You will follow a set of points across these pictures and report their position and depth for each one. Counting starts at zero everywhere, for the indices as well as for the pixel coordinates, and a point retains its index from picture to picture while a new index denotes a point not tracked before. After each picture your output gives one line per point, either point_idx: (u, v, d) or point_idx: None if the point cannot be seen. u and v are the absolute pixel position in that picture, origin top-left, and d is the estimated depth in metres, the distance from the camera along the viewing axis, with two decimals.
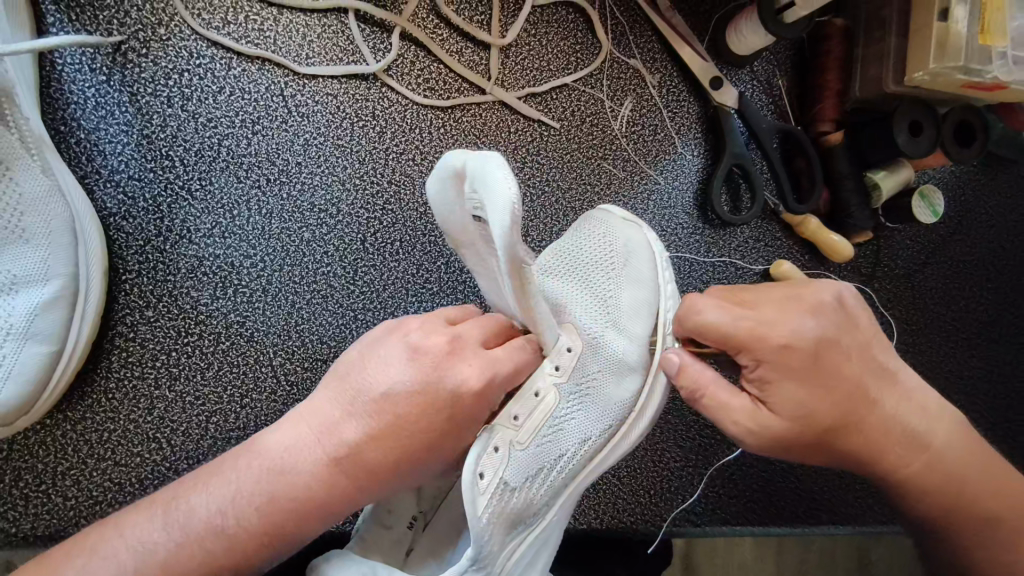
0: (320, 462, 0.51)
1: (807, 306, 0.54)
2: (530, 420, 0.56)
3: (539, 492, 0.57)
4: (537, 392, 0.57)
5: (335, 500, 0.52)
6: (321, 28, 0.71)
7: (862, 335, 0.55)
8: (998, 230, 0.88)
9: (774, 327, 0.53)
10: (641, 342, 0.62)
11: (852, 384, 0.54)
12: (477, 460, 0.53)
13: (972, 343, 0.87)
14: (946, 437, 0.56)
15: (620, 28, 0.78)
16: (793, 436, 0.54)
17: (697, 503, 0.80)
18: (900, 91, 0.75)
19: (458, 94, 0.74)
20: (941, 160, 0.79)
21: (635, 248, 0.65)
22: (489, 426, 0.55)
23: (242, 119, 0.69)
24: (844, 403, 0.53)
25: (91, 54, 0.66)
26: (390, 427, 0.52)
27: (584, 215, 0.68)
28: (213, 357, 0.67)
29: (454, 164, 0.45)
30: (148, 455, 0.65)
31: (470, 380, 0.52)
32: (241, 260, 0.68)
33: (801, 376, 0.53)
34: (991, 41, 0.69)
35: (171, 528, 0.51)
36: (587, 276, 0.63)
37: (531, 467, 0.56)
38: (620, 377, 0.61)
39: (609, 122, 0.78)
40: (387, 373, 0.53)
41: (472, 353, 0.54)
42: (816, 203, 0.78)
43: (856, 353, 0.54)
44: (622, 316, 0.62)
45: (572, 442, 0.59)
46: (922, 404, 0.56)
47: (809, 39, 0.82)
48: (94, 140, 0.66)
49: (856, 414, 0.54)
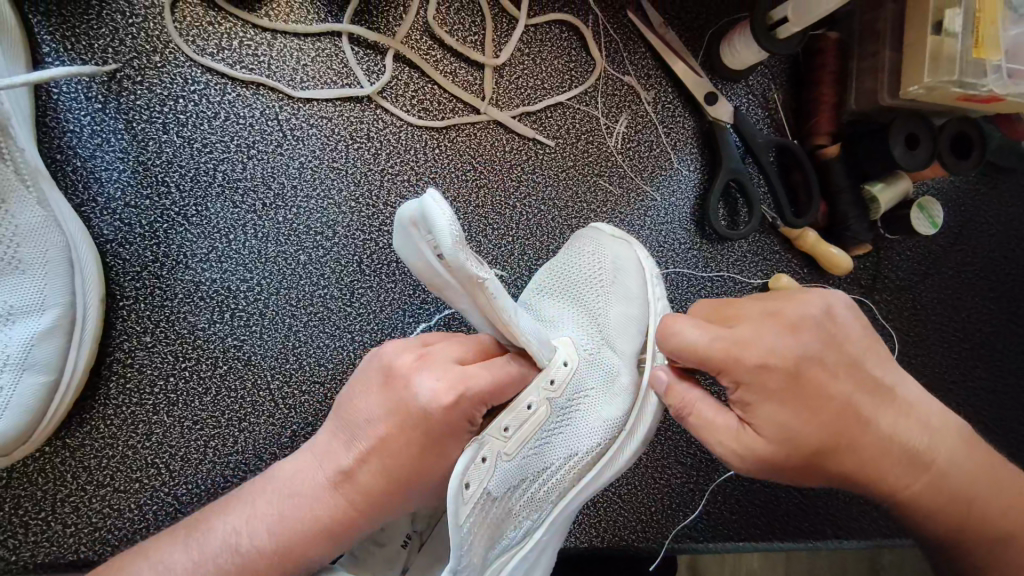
0: (320, 488, 0.53)
1: (787, 323, 0.53)
2: (520, 431, 0.54)
3: (518, 501, 0.56)
4: (530, 405, 0.54)
5: (339, 520, 0.52)
6: (315, 52, 0.71)
7: (851, 350, 0.54)
8: (999, 239, 0.87)
9: (748, 348, 0.52)
10: (630, 359, 0.63)
11: (838, 402, 0.52)
12: (464, 470, 0.50)
13: (975, 354, 0.86)
14: (950, 456, 0.54)
15: (614, 45, 0.78)
16: (780, 459, 0.53)
17: (699, 519, 0.79)
18: (896, 104, 0.76)
19: (452, 114, 0.74)
20: (938, 172, 0.78)
21: (624, 265, 0.65)
22: (479, 435, 0.51)
23: (237, 144, 0.69)
24: (831, 422, 0.52)
25: (86, 83, 0.67)
26: (383, 448, 0.52)
27: (575, 233, 0.69)
28: (211, 382, 0.67)
29: (405, 216, 0.44)
30: (147, 481, 0.65)
31: (438, 390, 0.51)
32: (238, 284, 0.68)
33: (784, 396, 0.52)
34: (985, 54, 0.68)
35: (192, 549, 0.53)
36: (578, 294, 0.64)
37: (514, 477, 0.55)
38: (610, 396, 0.61)
39: (604, 140, 0.78)
40: (369, 402, 0.53)
41: (443, 366, 0.52)
42: (814, 216, 0.77)
43: (843, 370, 0.53)
44: (612, 334, 0.62)
45: (557, 456, 0.58)
46: (924, 422, 0.55)
47: (804, 53, 0.82)
48: (91, 168, 0.67)
49: (844, 434, 0.53)
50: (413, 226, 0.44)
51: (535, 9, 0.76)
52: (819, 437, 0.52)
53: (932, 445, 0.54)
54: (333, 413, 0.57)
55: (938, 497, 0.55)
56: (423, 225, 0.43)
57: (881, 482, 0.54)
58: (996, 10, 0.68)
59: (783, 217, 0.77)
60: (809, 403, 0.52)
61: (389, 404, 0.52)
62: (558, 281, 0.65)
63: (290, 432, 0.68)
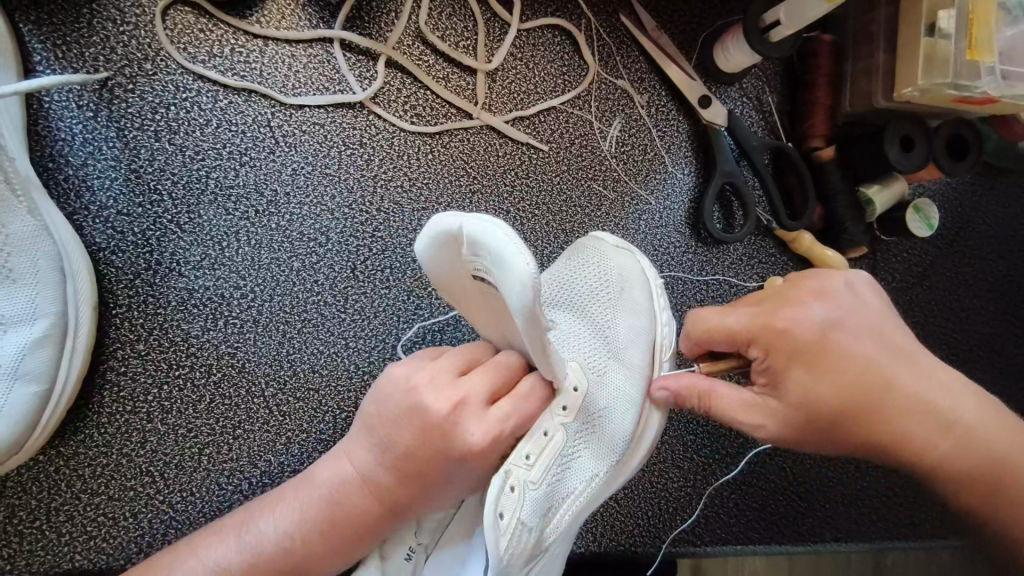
0: (361, 499, 0.56)
1: (814, 296, 0.53)
2: (541, 458, 0.54)
3: (550, 528, 0.55)
4: (546, 432, 0.55)
5: (377, 522, 0.57)
6: (307, 58, 0.71)
7: (874, 318, 0.54)
8: (996, 240, 0.87)
9: (774, 320, 0.52)
10: (641, 372, 0.61)
11: (862, 366, 0.52)
12: (495, 502, 0.50)
13: (973, 354, 0.86)
14: (978, 425, 0.53)
15: (607, 49, 0.78)
16: (813, 429, 0.53)
17: (696, 523, 0.78)
18: (890, 106, 0.76)
19: (445, 119, 0.74)
20: (934, 174, 0.77)
21: (629, 277, 0.64)
22: (502, 465, 0.52)
23: (229, 151, 0.69)
24: (853, 388, 0.52)
25: (77, 91, 0.66)
26: (418, 472, 0.54)
27: (575, 243, 0.67)
28: (204, 390, 0.67)
29: (452, 227, 0.43)
30: (142, 489, 0.65)
31: (475, 442, 0.51)
32: (231, 291, 0.68)
33: (806, 363, 0.52)
34: (979, 57, 0.67)
35: (241, 548, 0.56)
36: (585, 310, 0.62)
37: (545, 505, 0.54)
38: (626, 412, 0.60)
39: (598, 144, 0.78)
40: (404, 438, 0.53)
41: (478, 412, 0.52)
42: (810, 218, 0.77)
43: (872, 341, 0.53)
44: (620, 347, 0.61)
45: (579, 480, 0.58)
46: (950, 391, 0.53)
47: (797, 56, 0.82)
48: (82, 175, 0.66)
49: (865, 400, 0.52)
50: (460, 239, 0.43)
51: (527, 14, 0.76)
52: (841, 403, 0.52)
53: (959, 415, 0.53)
54: (363, 424, 0.57)
55: (963, 476, 0.54)
56: (471, 244, 0.42)
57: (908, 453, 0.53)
58: (990, 11, 0.67)
59: (779, 221, 0.78)
60: (841, 375, 0.52)
61: (423, 442, 0.53)
62: (563, 295, 0.62)
63: (284, 438, 0.68)
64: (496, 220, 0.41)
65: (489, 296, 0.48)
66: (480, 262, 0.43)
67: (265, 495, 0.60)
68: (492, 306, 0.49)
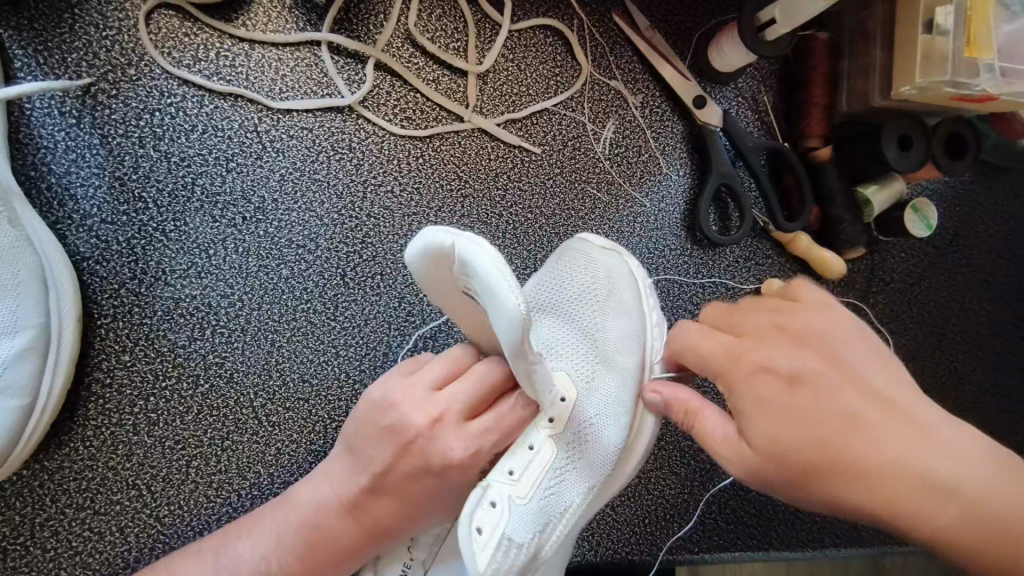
0: (341, 520, 0.56)
1: (787, 331, 0.50)
2: (528, 473, 0.53)
3: (548, 542, 0.54)
4: (532, 445, 0.54)
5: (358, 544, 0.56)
6: (294, 62, 0.70)
7: (860, 362, 0.49)
8: (995, 240, 0.86)
9: (739, 357, 0.51)
10: (633, 376, 0.59)
11: (838, 413, 0.47)
12: (473, 514, 0.50)
13: (973, 356, 0.85)
14: (989, 493, 0.44)
15: (600, 49, 0.77)
16: (771, 474, 0.49)
17: (693, 530, 0.77)
18: (888, 104, 0.75)
19: (435, 123, 0.73)
20: (932, 173, 0.76)
21: (617, 278, 0.63)
22: (484, 480, 0.52)
23: (215, 157, 0.68)
24: (827, 436, 0.47)
25: (60, 97, 0.65)
26: (397, 490, 0.55)
27: (560, 249, 0.65)
28: (192, 401, 0.66)
29: (443, 244, 0.42)
30: (128, 503, 0.64)
31: (455, 454, 0.53)
32: (218, 300, 0.67)
33: (773, 406, 0.48)
34: (977, 53, 0.66)
35: (217, 569, 0.55)
36: (574, 315, 0.60)
37: (538, 520, 0.53)
38: (619, 415, 0.58)
39: (591, 146, 0.76)
40: (382, 455, 0.54)
41: (456, 427, 0.53)
42: (806, 219, 0.76)
43: (843, 382, 0.48)
44: (611, 351, 0.59)
45: (575, 493, 0.56)
46: (954, 451, 0.45)
47: (794, 54, 0.81)
48: (65, 184, 0.65)
49: (843, 452, 0.46)
50: (451, 258, 0.42)
51: (519, 15, 0.75)
52: (811, 452, 0.47)
53: (953, 472, 0.45)
54: (341, 443, 0.57)
55: (969, 541, 0.44)
56: (461, 265, 0.42)
57: (897, 519, 0.46)
58: (988, 9, 0.66)
59: (775, 222, 0.76)
60: (799, 419, 0.47)
61: (401, 457, 0.54)
62: (550, 302, 0.60)
63: (274, 449, 0.67)
64: (486, 244, 0.41)
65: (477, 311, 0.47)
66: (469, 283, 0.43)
67: (247, 515, 0.59)
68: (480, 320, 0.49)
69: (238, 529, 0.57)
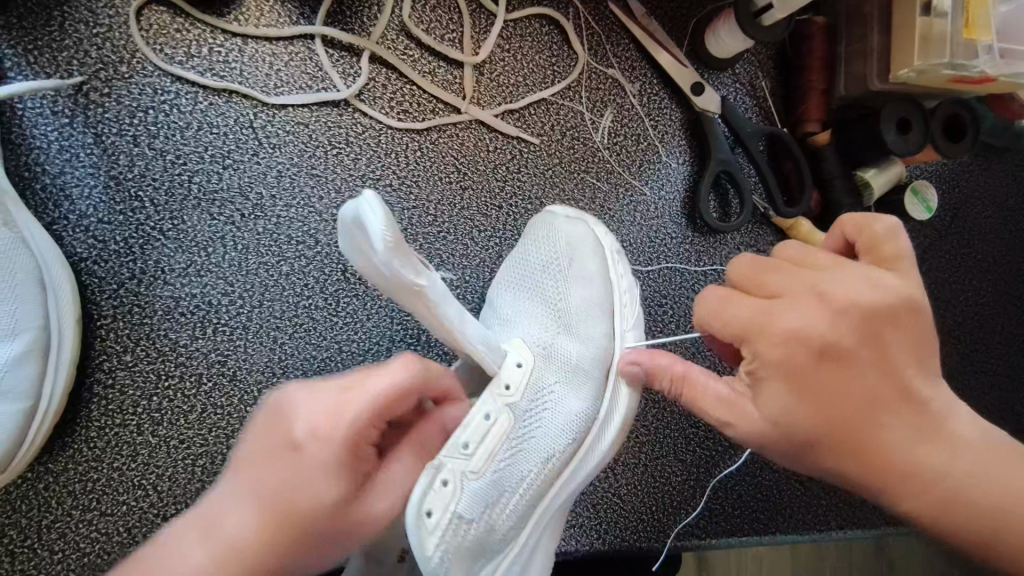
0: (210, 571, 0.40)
1: (824, 300, 0.47)
2: (483, 446, 0.51)
3: (504, 515, 0.54)
4: (488, 416, 0.52)
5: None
6: (288, 56, 0.69)
7: (891, 347, 0.47)
8: (994, 220, 0.86)
9: (767, 324, 0.48)
10: (598, 342, 0.61)
11: (856, 392, 0.47)
12: (422, 499, 0.47)
13: (973, 337, 0.86)
14: (998, 492, 0.45)
15: (596, 38, 0.76)
16: (774, 443, 0.49)
17: (699, 516, 0.78)
18: (886, 89, 0.74)
19: (433, 115, 0.72)
20: (931, 156, 0.77)
21: (581, 246, 0.64)
22: (437, 459, 0.49)
23: (211, 154, 0.67)
24: (840, 411, 0.47)
25: (51, 97, 0.64)
26: (270, 504, 0.42)
27: (529, 221, 0.67)
28: (196, 400, 0.65)
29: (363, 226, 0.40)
30: (135, 503, 0.64)
31: (326, 419, 0.43)
32: (219, 298, 0.66)
33: (792, 374, 0.47)
34: (975, 35, 0.66)
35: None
36: (535, 287, 0.63)
37: (491, 491, 0.52)
38: (577, 383, 0.60)
39: (590, 135, 0.76)
40: (249, 449, 0.44)
41: (330, 390, 0.44)
42: (807, 205, 0.76)
43: (866, 364, 0.47)
44: (572, 320, 0.61)
45: (535, 463, 0.56)
46: (959, 444, 0.46)
47: (791, 38, 0.80)
48: (60, 184, 0.64)
49: (853, 429, 0.47)
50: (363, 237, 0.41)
51: (514, 3, 0.74)
52: (819, 426, 0.47)
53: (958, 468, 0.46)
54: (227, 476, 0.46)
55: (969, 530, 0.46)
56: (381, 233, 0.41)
57: (893, 500, 0.47)
58: None
59: (775, 207, 0.76)
60: (813, 391, 0.47)
61: (269, 448, 0.43)
62: (514, 278, 0.64)
63: None
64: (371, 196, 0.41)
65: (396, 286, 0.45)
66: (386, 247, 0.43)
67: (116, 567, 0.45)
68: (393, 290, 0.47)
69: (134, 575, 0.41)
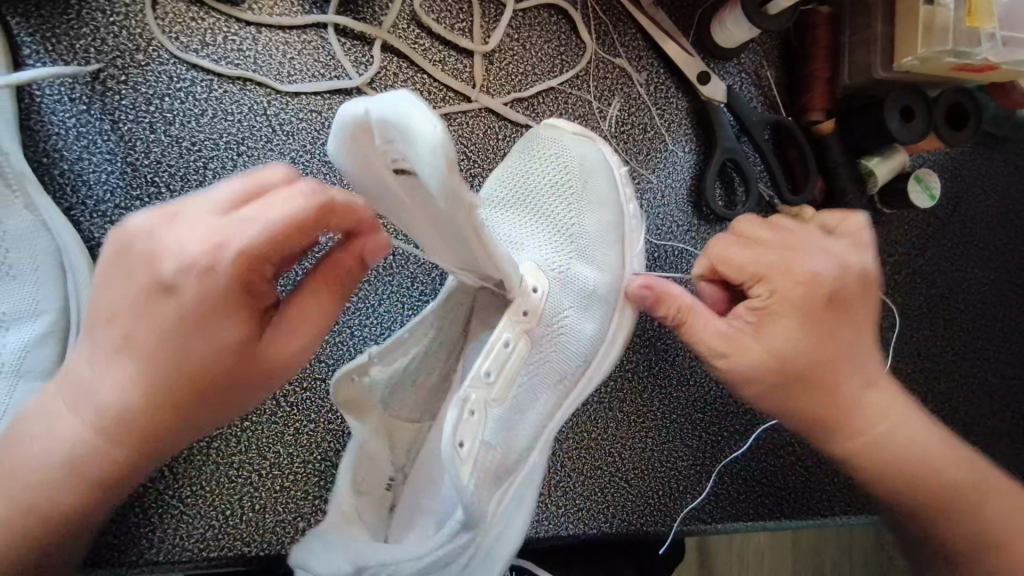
0: (108, 413, 0.41)
1: (827, 258, 0.54)
2: (503, 373, 0.51)
3: (522, 438, 0.54)
4: (507, 343, 0.51)
5: (172, 419, 0.41)
6: (300, 45, 0.70)
7: (867, 313, 0.55)
8: (995, 209, 0.88)
9: (788, 266, 0.53)
10: (612, 270, 0.62)
11: (843, 344, 0.54)
12: (456, 428, 0.46)
13: (975, 324, 0.87)
14: (913, 443, 0.56)
15: (604, 28, 0.77)
16: (762, 377, 0.53)
17: (706, 501, 0.78)
18: (890, 78, 0.75)
19: (443, 103, 0.73)
20: (935, 145, 0.78)
21: (591, 167, 0.64)
22: (461, 390, 0.48)
23: (226, 141, 0.68)
24: (830, 357, 0.53)
25: (69, 84, 0.65)
26: (150, 354, 0.39)
27: (531, 134, 0.66)
28: None
29: (352, 121, 0.33)
30: (149, 486, 0.63)
31: (191, 260, 0.37)
32: None
33: (801, 316, 0.52)
34: (978, 23, 0.68)
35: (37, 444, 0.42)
36: (547, 206, 0.62)
37: (510, 416, 0.53)
38: (589, 310, 0.60)
39: (598, 124, 0.77)
40: (112, 294, 0.39)
41: (195, 222, 0.38)
42: (811, 193, 0.77)
43: (849, 325, 0.54)
44: (586, 246, 0.61)
45: (550, 384, 0.57)
46: (897, 403, 0.57)
47: (795, 29, 0.82)
48: (78, 170, 0.65)
49: (834, 373, 0.54)
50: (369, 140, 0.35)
51: None
52: (815, 365, 0.53)
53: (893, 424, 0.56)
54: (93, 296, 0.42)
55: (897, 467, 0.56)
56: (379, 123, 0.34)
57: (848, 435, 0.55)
58: None
59: (780, 194, 0.77)
60: (811, 334, 0.53)
61: (133, 296, 0.39)
62: (521, 199, 0.63)
63: (292, 430, 0.67)
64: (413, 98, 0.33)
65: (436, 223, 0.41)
66: (397, 149, 0.35)
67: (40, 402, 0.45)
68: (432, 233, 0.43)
69: (38, 419, 0.42)
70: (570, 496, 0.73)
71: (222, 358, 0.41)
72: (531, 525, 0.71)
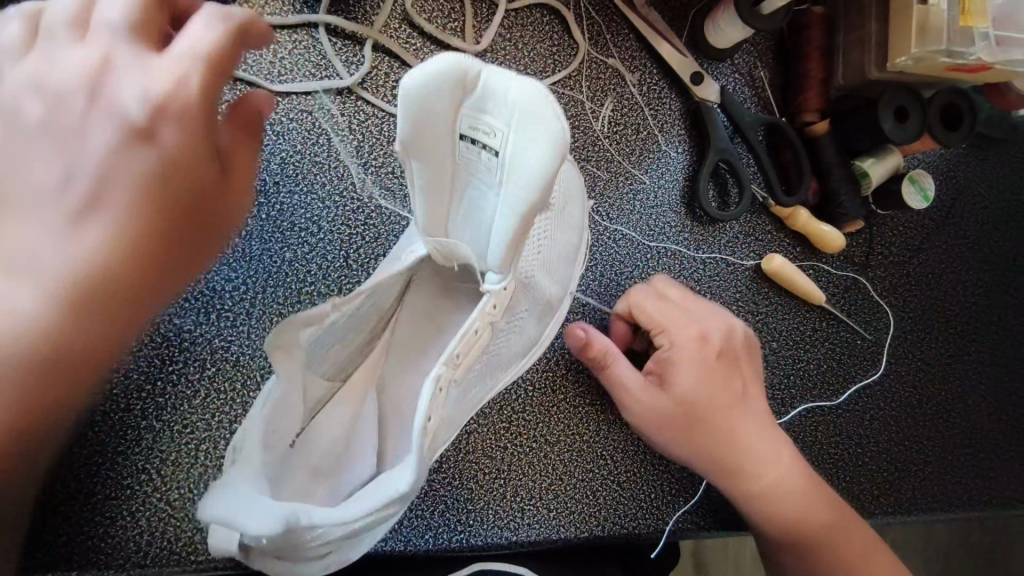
0: (80, 264, 0.39)
1: (714, 325, 0.69)
2: (468, 356, 0.52)
3: (456, 417, 0.57)
4: (477, 330, 0.53)
5: (153, 275, 0.41)
6: (291, 44, 0.69)
7: (745, 367, 0.70)
8: (990, 210, 0.87)
9: (684, 324, 0.68)
10: (563, 285, 0.68)
11: (729, 390, 0.67)
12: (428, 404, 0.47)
13: (970, 327, 0.86)
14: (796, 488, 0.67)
15: (596, 28, 0.77)
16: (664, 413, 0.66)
17: (699, 505, 0.77)
18: (883, 78, 0.75)
19: None
20: (928, 145, 0.77)
21: (570, 189, 0.67)
22: (435, 369, 0.49)
23: None
24: (717, 403, 0.66)
25: None
26: (131, 198, 0.40)
27: None
28: (200, 384, 0.65)
29: (454, 71, 0.40)
30: (140, 488, 0.63)
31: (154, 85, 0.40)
32: (222, 283, 0.67)
33: (695, 366, 0.67)
34: (972, 22, 0.68)
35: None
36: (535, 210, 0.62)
37: (458, 393, 0.55)
38: (540, 318, 0.66)
39: (590, 124, 0.77)
40: (60, 158, 0.40)
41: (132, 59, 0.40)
42: (805, 194, 0.77)
43: (732, 379, 0.68)
44: (553, 260, 0.65)
45: (490, 371, 0.61)
46: (784, 451, 0.68)
47: (789, 29, 0.82)
48: None
49: (724, 416, 0.67)
50: (463, 96, 0.42)
51: None
52: (707, 404, 0.66)
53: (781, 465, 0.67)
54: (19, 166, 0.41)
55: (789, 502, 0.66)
56: (482, 89, 0.42)
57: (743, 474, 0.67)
58: None
59: (773, 194, 0.77)
60: (704, 379, 0.67)
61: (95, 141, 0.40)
62: None
63: None
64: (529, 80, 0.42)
65: (462, 183, 0.48)
66: (486, 119, 0.43)
67: None
68: (445, 193, 0.48)
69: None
70: (561, 500, 0.72)
71: (191, 194, 0.42)
72: (521, 528, 0.70)
